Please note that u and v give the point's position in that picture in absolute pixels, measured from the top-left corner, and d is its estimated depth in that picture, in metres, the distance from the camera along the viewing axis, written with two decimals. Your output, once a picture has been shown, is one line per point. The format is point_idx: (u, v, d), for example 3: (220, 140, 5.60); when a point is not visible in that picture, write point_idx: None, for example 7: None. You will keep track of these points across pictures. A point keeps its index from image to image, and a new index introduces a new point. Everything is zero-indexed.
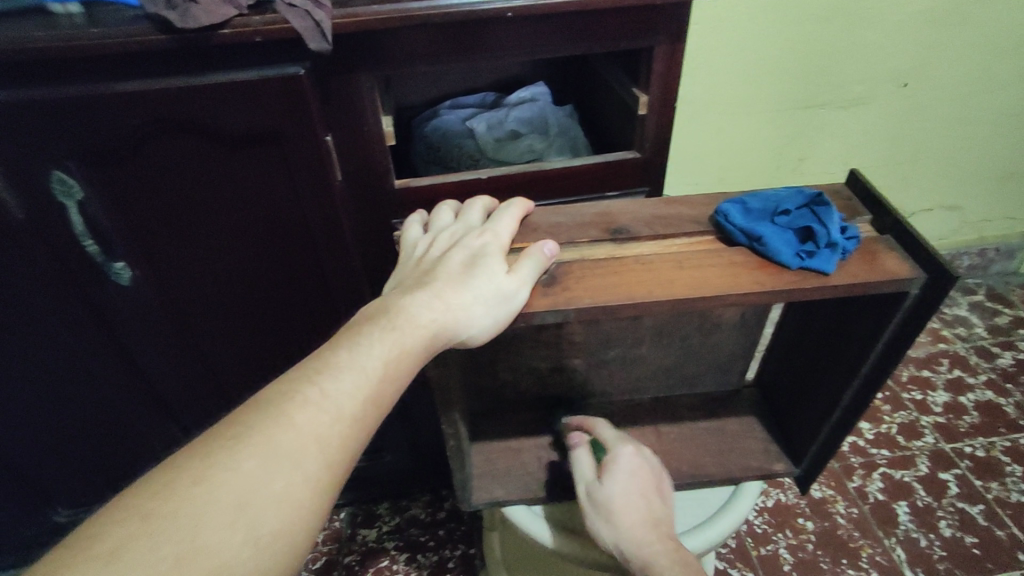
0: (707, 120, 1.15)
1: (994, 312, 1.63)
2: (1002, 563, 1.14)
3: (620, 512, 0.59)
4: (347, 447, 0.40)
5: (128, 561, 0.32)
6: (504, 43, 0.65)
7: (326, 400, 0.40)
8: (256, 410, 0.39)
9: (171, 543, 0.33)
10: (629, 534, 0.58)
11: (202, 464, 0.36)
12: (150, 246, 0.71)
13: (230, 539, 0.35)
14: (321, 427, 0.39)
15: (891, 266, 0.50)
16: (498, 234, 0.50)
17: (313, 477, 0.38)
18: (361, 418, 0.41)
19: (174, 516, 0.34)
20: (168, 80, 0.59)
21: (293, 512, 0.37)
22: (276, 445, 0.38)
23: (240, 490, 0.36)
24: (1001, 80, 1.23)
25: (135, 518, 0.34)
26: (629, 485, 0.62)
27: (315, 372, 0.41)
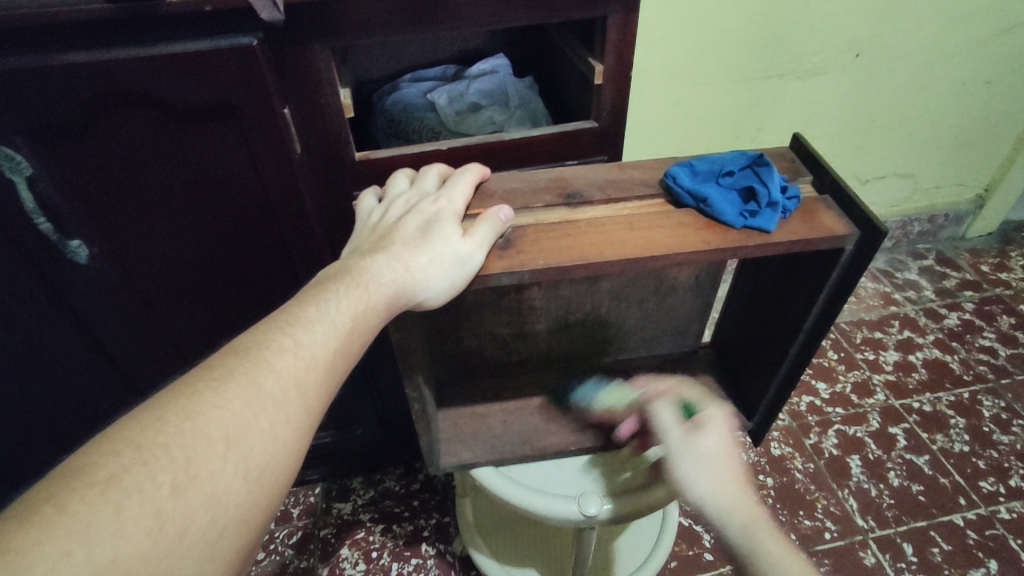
0: (667, 91, 1.17)
1: (943, 275, 1.70)
2: (945, 507, 1.22)
3: (717, 467, 0.58)
4: (324, 394, 0.41)
5: (125, 488, 0.32)
6: (461, 12, 0.65)
7: (301, 349, 0.41)
8: (234, 356, 0.40)
9: (167, 470, 0.33)
10: (725, 491, 0.57)
11: (190, 402, 0.36)
12: (108, 225, 0.71)
13: (221, 469, 0.35)
14: (298, 373, 0.40)
15: (828, 223, 0.53)
16: (452, 200, 0.51)
17: (294, 419, 0.39)
18: (334, 367, 0.42)
19: (166, 448, 0.34)
20: (115, 51, 0.58)
21: (278, 450, 0.38)
22: (259, 386, 0.38)
23: (228, 426, 0.36)
24: (948, 51, 1.28)
25: (128, 450, 0.33)
26: (726, 443, 0.61)
27: (287, 324, 0.42)
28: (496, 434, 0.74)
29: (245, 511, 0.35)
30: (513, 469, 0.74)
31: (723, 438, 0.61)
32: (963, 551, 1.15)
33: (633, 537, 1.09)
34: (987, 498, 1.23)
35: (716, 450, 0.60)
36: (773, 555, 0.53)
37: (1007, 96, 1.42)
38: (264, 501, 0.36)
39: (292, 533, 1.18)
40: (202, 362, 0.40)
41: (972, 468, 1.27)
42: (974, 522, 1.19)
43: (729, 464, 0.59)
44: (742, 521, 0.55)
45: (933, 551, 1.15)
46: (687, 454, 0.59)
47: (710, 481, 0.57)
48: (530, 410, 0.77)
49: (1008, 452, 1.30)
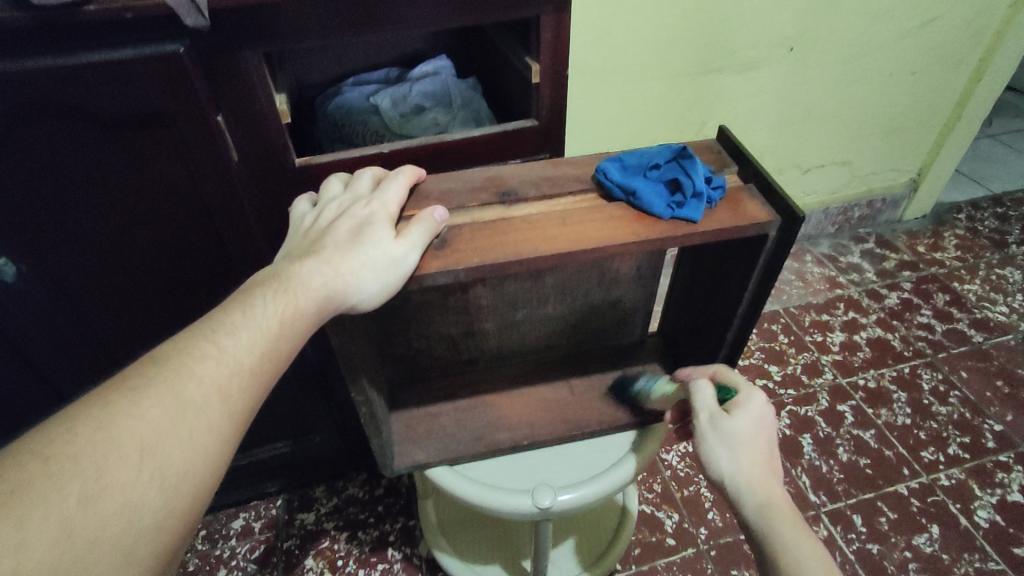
0: (610, 88, 1.19)
1: (883, 257, 1.79)
2: (890, 478, 1.28)
3: (747, 450, 0.59)
4: (250, 399, 0.41)
5: (30, 500, 0.31)
6: (394, 15, 0.65)
7: (225, 355, 0.41)
8: (154, 365, 0.39)
9: (77, 482, 0.32)
10: (754, 474, 0.58)
11: (103, 412, 0.36)
12: (35, 240, 0.68)
13: (136, 478, 0.34)
14: (221, 379, 0.40)
15: (751, 211, 0.55)
16: (385, 202, 0.52)
17: (218, 425, 0.39)
18: (260, 373, 0.42)
19: (76, 459, 0.33)
20: (31, 61, 0.56)
21: (199, 456, 0.37)
22: (179, 394, 0.38)
23: (145, 435, 0.36)
24: (875, 43, 1.34)
25: (35, 462, 0.32)
26: (757, 431, 0.60)
27: (210, 330, 0.42)
28: (449, 433, 0.75)
29: (163, 519, 0.35)
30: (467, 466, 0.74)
31: (757, 422, 0.61)
32: (907, 518, 1.21)
33: (596, 528, 1.11)
34: (928, 467, 1.29)
35: (748, 434, 0.60)
36: (791, 543, 0.54)
37: (931, 85, 1.50)
38: (184, 509, 0.36)
39: (254, 547, 1.15)
40: (121, 370, 0.39)
41: (913, 439, 1.34)
42: (916, 491, 1.26)
43: (753, 452, 0.59)
44: (764, 507, 0.56)
45: (880, 520, 1.21)
46: (719, 435, 0.60)
47: (740, 463, 0.58)
48: (483, 407, 0.77)
49: (946, 422, 1.37)
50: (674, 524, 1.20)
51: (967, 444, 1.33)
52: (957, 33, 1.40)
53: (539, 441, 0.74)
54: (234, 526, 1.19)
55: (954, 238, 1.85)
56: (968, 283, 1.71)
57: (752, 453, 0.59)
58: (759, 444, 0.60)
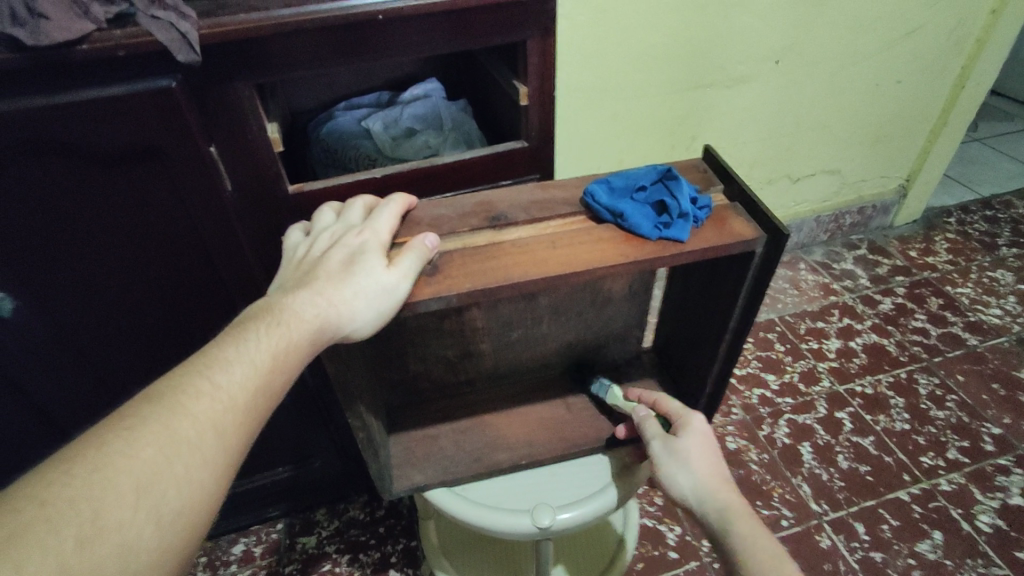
0: (599, 105, 1.21)
1: (876, 263, 1.80)
2: (891, 484, 1.28)
3: (699, 463, 0.62)
4: (244, 434, 0.42)
5: (26, 546, 0.31)
6: (383, 45, 0.67)
7: (218, 391, 0.41)
8: (148, 403, 0.39)
9: (73, 525, 0.33)
10: (708, 485, 0.61)
11: (98, 453, 0.36)
12: (30, 276, 0.69)
13: (132, 519, 0.35)
14: (216, 415, 0.40)
15: (738, 229, 0.56)
16: (377, 231, 0.52)
17: (212, 461, 0.39)
18: (254, 406, 0.42)
19: (72, 502, 0.33)
20: (24, 100, 0.57)
21: (194, 493, 0.38)
22: (173, 432, 0.38)
23: (141, 475, 0.36)
24: (858, 54, 1.36)
25: (30, 507, 0.33)
26: (707, 447, 0.64)
27: (204, 366, 0.42)
28: (447, 454, 0.75)
29: (160, 558, 0.35)
30: (464, 487, 0.74)
31: (704, 438, 0.65)
32: (910, 525, 1.21)
33: (596, 544, 1.11)
34: (928, 472, 1.29)
35: (698, 448, 0.64)
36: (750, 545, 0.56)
37: (915, 93, 1.52)
38: (180, 547, 0.36)
39: (255, 573, 1.15)
40: (115, 409, 0.39)
41: (913, 445, 1.34)
42: (917, 497, 1.26)
43: (706, 465, 0.63)
44: (719, 513, 0.59)
45: (882, 528, 1.21)
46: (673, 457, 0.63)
47: (696, 477, 0.62)
48: (481, 428, 0.78)
49: (944, 427, 1.38)
50: (676, 537, 1.20)
51: (966, 448, 1.34)
52: (938, 42, 1.42)
53: (537, 461, 0.74)
54: (235, 552, 1.18)
55: (945, 242, 1.87)
56: (960, 286, 1.72)
57: (705, 465, 0.62)
58: (709, 456, 0.63)
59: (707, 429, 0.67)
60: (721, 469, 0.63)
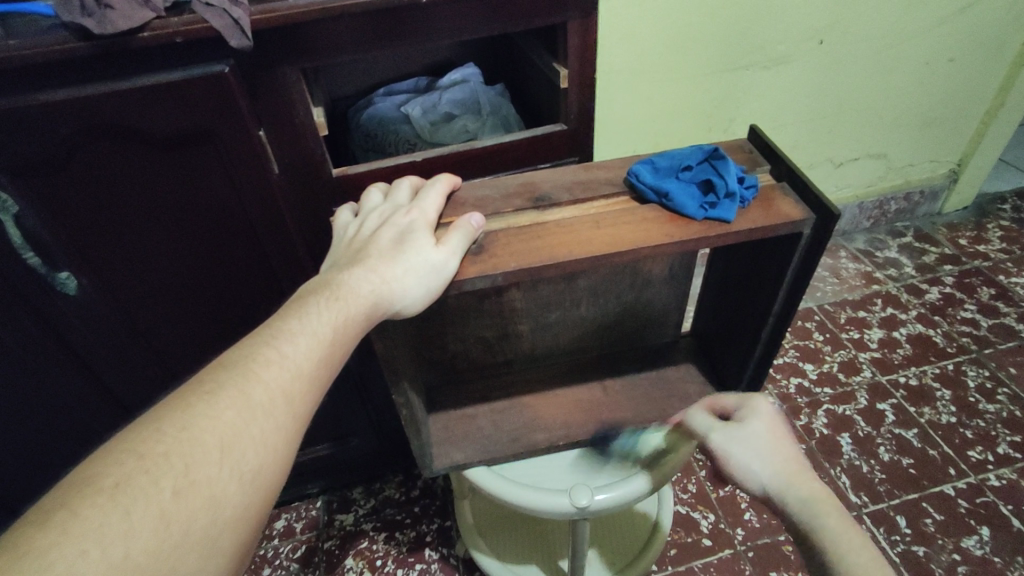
0: (636, 88, 1.19)
1: (922, 251, 1.74)
2: (935, 478, 1.24)
3: (772, 451, 0.60)
4: (311, 402, 0.43)
5: (131, 494, 0.33)
6: (426, 29, 0.67)
7: (287, 359, 0.43)
8: (223, 369, 0.41)
9: (168, 477, 0.35)
10: (786, 470, 0.59)
11: (184, 413, 0.38)
12: (94, 255, 0.72)
13: (218, 475, 0.36)
14: (285, 382, 0.42)
15: (786, 209, 0.55)
16: (424, 211, 0.53)
17: (283, 426, 0.41)
18: (319, 374, 0.44)
19: (165, 456, 0.35)
20: (92, 86, 0.60)
21: (268, 455, 0.39)
22: (248, 396, 0.40)
23: (222, 435, 0.38)
24: (908, 33, 1.31)
25: (130, 459, 0.35)
26: (772, 429, 0.63)
27: (271, 337, 0.44)
28: (486, 434, 0.76)
29: (243, 511, 0.37)
30: (502, 467, 0.76)
31: (774, 424, 0.63)
32: (954, 520, 1.18)
33: (629, 528, 1.12)
34: (976, 466, 1.25)
35: (766, 436, 0.62)
36: (837, 534, 0.54)
37: (970, 72, 1.46)
38: (258, 503, 0.38)
39: (297, 547, 1.19)
40: (193, 376, 0.41)
41: (959, 439, 1.30)
42: (964, 491, 1.22)
43: (779, 449, 0.60)
44: (805, 502, 0.56)
45: (925, 522, 1.18)
46: (739, 444, 0.61)
47: (771, 464, 0.59)
48: (519, 408, 0.79)
49: (993, 420, 1.33)
50: (710, 525, 1.19)
51: (1017, 443, 1.29)
52: (996, 19, 1.36)
53: (576, 441, 0.74)
54: (278, 527, 1.22)
55: (997, 230, 1.79)
56: (1013, 276, 1.65)
57: (778, 450, 0.60)
58: (782, 443, 0.61)
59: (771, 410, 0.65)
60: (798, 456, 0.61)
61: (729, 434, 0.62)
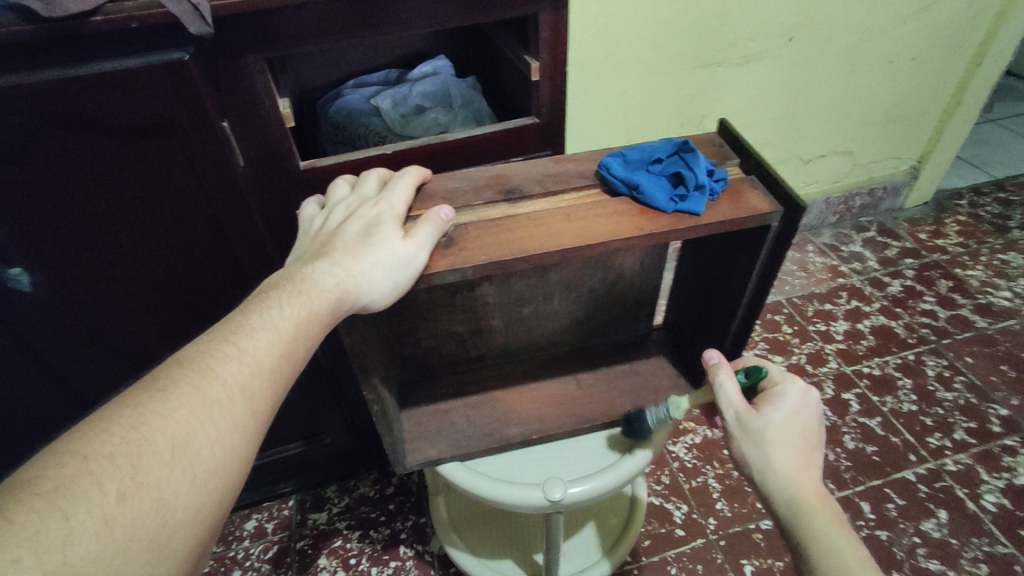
0: (609, 83, 1.20)
1: (885, 245, 1.79)
2: (897, 464, 1.28)
3: (780, 446, 0.59)
4: (270, 399, 0.42)
5: (72, 497, 0.32)
6: (392, 17, 0.66)
7: (246, 356, 0.41)
8: (179, 366, 0.40)
9: (114, 479, 0.33)
10: (786, 467, 0.58)
11: (134, 412, 0.36)
12: (47, 250, 0.69)
13: (169, 477, 0.35)
14: (244, 379, 0.40)
15: (753, 201, 0.56)
16: (393, 203, 0.52)
17: (241, 425, 0.39)
18: (279, 370, 0.43)
19: (112, 458, 0.34)
20: (44, 73, 0.57)
21: (224, 454, 0.38)
22: (204, 393, 0.39)
23: (173, 434, 0.36)
24: (871, 32, 1.34)
25: (74, 461, 0.33)
26: (793, 423, 0.61)
27: (230, 332, 0.42)
28: (459, 429, 0.75)
29: (196, 513, 0.36)
30: (477, 463, 0.75)
31: (794, 416, 0.61)
32: (915, 504, 1.22)
33: (606, 521, 1.13)
34: (935, 452, 1.30)
35: (782, 429, 0.60)
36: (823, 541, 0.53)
37: (930, 71, 1.50)
38: (213, 504, 0.37)
39: (268, 548, 1.17)
40: (148, 373, 0.40)
41: (919, 426, 1.34)
42: (924, 477, 1.26)
43: (789, 446, 0.59)
44: (790, 502, 0.56)
45: (888, 507, 1.21)
46: (750, 431, 0.60)
47: (775, 459, 0.59)
48: (492, 403, 0.78)
49: (951, 408, 1.38)
50: (682, 516, 1.21)
51: (973, 429, 1.34)
52: (954, 19, 1.40)
53: (548, 436, 0.74)
54: (248, 528, 1.20)
55: (955, 224, 1.85)
56: (970, 269, 1.71)
57: (786, 447, 0.59)
58: (795, 439, 0.60)
59: (803, 402, 0.62)
60: (810, 457, 0.60)
61: (743, 418, 0.61)
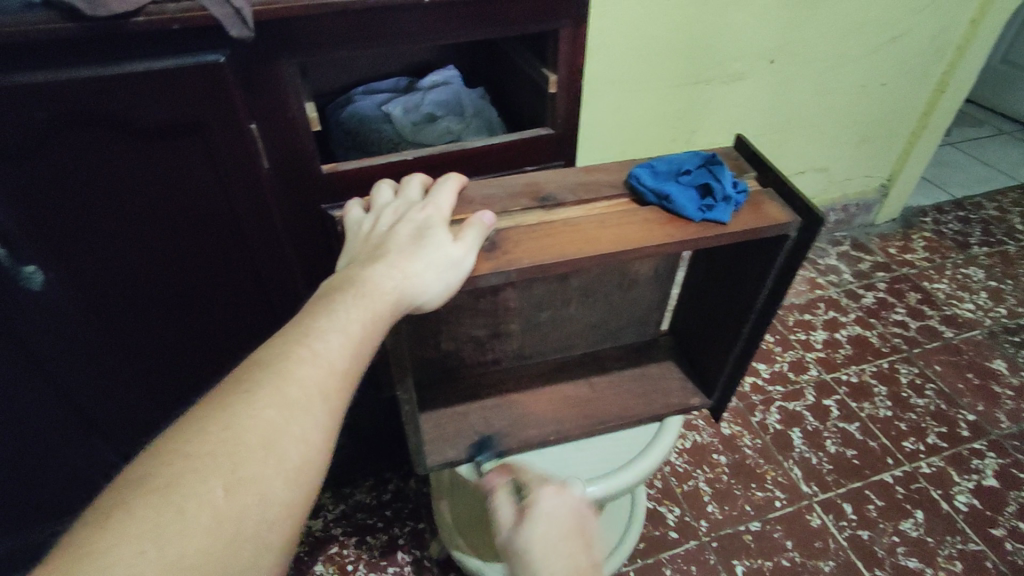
0: (608, 97, 1.24)
1: (858, 259, 1.88)
2: (876, 467, 1.34)
3: (543, 555, 0.60)
4: (345, 397, 0.42)
5: (183, 493, 0.34)
6: (420, 27, 0.68)
7: (319, 357, 0.42)
8: (258, 368, 0.40)
9: (217, 475, 0.35)
10: (554, 572, 0.59)
11: (224, 413, 0.37)
12: (64, 250, 0.68)
13: (264, 473, 0.36)
14: (321, 379, 0.41)
15: (773, 212, 0.59)
16: (438, 207, 0.54)
17: (324, 422, 0.40)
18: (352, 371, 0.43)
19: (212, 456, 0.35)
20: (77, 70, 0.57)
21: (311, 452, 0.39)
22: (285, 394, 0.39)
23: (264, 434, 0.37)
24: (849, 57, 1.42)
25: (178, 460, 0.35)
26: (529, 537, 0.62)
27: (302, 334, 0.43)
28: (478, 431, 0.77)
29: (290, 507, 0.37)
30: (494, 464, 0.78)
31: (543, 524, 0.62)
32: (893, 505, 1.28)
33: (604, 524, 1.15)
34: (910, 456, 1.37)
35: (536, 540, 0.61)
36: None
37: (900, 95, 1.59)
38: (303, 499, 0.38)
39: None
40: (228, 376, 0.40)
41: (895, 431, 1.41)
42: (901, 478, 1.32)
43: (549, 557, 0.60)
44: None
45: (869, 508, 1.27)
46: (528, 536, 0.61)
47: (542, 567, 0.59)
48: (509, 405, 0.80)
49: (924, 413, 1.45)
50: (676, 518, 1.25)
51: (944, 433, 1.41)
52: (923, 48, 1.50)
53: (565, 436, 0.77)
54: None
55: (922, 240, 1.96)
56: (936, 282, 1.80)
57: (547, 557, 0.60)
58: (544, 552, 0.60)
59: (557, 501, 0.65)
60: (578, 557, 0.60)
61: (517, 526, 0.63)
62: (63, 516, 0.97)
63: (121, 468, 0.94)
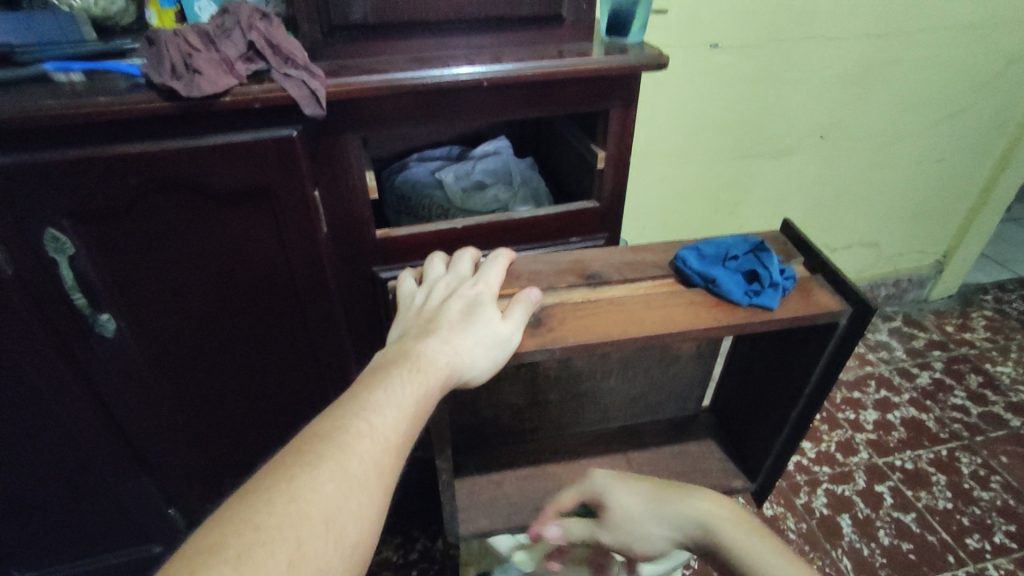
0: (652, 168, 1.27)
1: (911, 336, 1.80)
2: (936, 565, 1.24)
3: (638, 510, 0.62)
4: (397, 473, 0.44)
5: (254, 565, 0.34)
6: (478, 106, 0.72)
7: (376, 432, 0.43)
8: (319, 440, 0.42)
9: (284, 548, 0.35)
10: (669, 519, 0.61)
11: (290, 484, 0.39)
12: (137, 302, 0.73)
13: (325, 549, 0.37)
14: (377, 455, 0.42)
15: (823, 300, 0.58)
16: (488, 284, 0.56)
17: (377, 499, 0.42)
18: (404, 446, 0.45)
19: (279, 528, 0.36)
20: (168, 143, 0.63)
21: (366, 528, 0.40)
22: (345, 470, 0.41)
23: (325, 509, 0.38)
24: (900, 134, 1.41)
25: (246, 530, 0.36)
26: (621, 493, 0.65)
27: (359, 407, 0.45)
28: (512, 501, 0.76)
29: None
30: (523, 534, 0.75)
31: (612, 488, 0.66)
32: None
33: None
34: (974, 555, 1.26)
35: (621, 503, 0.64)
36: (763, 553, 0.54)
37: (955, 172, 1.56)
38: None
39: None
40: (290, 445, 0.42)
41: (956, 525, 1.31)
42: None
43: (637, 503, 0.63)
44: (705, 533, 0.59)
45: None
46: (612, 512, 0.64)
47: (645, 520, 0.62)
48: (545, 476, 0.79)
49: (989, 508, 1.35)
50: None
51: (1013, 532, 1.30)
52: (979, 127, 1.48)
53: None
54: None
55: (982, 318, 1.87)
56: (999, 365, 1.71)
57: (636, 505, 0.63)
58: (638, 499, 0.63)
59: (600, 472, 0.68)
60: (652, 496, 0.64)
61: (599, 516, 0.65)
62: (100, 553, 0.99)
63: (159, 511, 0.96)
